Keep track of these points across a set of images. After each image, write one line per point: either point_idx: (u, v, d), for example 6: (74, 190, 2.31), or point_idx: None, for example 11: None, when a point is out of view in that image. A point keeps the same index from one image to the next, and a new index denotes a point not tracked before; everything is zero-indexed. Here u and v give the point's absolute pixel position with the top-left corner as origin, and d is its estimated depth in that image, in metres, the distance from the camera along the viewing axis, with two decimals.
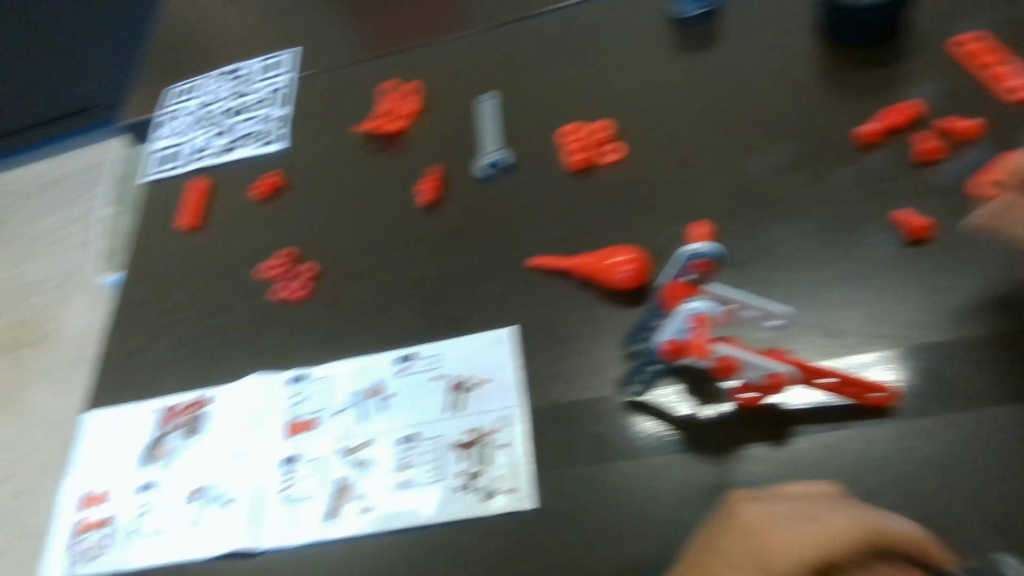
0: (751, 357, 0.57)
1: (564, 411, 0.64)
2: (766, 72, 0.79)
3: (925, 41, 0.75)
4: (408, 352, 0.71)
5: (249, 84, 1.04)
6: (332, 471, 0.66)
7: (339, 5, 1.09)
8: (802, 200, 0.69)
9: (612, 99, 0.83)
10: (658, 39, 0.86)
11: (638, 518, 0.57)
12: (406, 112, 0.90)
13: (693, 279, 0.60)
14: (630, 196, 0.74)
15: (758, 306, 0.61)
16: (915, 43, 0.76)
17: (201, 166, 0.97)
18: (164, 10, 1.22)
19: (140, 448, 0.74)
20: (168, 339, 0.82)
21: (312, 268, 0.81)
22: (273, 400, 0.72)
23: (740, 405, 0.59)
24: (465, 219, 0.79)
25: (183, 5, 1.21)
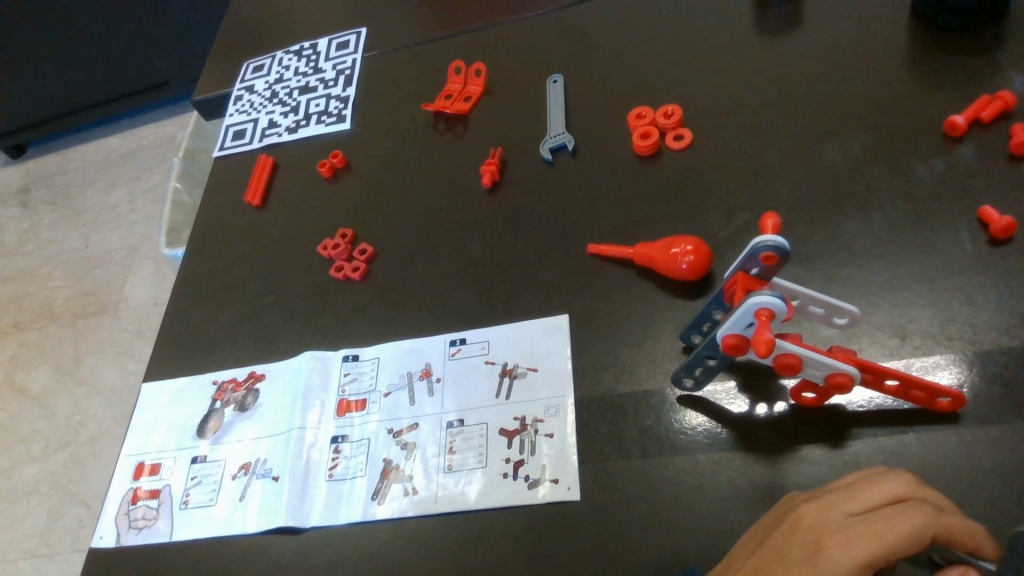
0: (815, 356, 0.52)
1: (616, 401, 0.63)
2: (845, 63, 0.77)
3: (1016, 37, 0.73)
4: (459, 336, 0.71)
5: (318, 63, 1.06)
6: (379, 452, 0.66)
7: None
8: (875, 194, 0.67)
9: (680, 87, 0.82)
10: (732, 30, 0.86)
11: (687, 514, 0.55)
12: (471, 95, 0.90)
13: (757, 271, 0.56)
14: (696, 185, 0.73)
15: (827, 303, 0.56)
16: (1005, 38, 0.73)
17: (268, 143, 0.98)
18: None
19: (196, 419, 0.75)
20: (229, 313, 0.83)
21: (367, 250, 0.81)
22: (328, 377, 0.73)
23: (798, 404, 0.57)
24: (525, 203, 0.79)
25: None
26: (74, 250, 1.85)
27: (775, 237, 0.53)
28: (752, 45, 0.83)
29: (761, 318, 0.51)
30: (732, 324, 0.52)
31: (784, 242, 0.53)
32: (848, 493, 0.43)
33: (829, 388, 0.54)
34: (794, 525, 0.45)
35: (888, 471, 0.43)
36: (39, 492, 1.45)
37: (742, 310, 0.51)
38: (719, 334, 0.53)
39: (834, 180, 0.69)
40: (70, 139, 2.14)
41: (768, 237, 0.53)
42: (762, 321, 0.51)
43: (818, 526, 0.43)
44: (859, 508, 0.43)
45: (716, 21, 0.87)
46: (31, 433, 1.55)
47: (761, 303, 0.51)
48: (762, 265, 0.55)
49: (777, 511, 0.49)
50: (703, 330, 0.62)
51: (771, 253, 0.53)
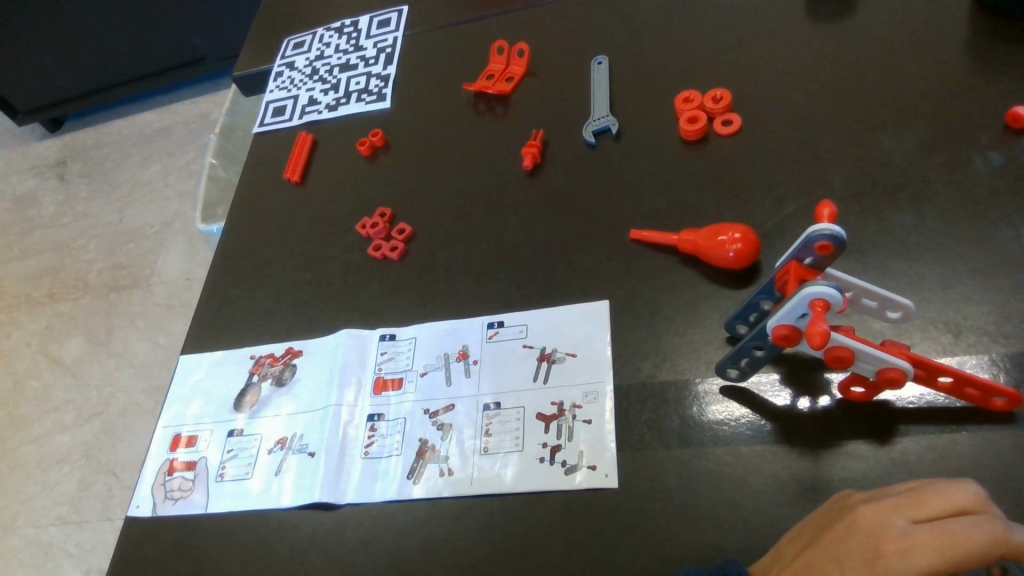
0: (867, 349, 0.50)
1: (656, 389, 0.61)
2: (903, 50, 0.75)
3: None
4: (499, 319, 0.70)
5: (359, 41, 1.05)
6: (415, 432, 0.66)
7: None
8: (931, 185, 0.65)
9: (729, 72, 0.80)
10: (784, 13, 0.83)
11: (724, 509, 0.54)
12: (513, 76, 0.89)
13: (811, 261, 0.54)
14: (743, 173, 0.71)
15: (880, 295, 0.54)
16: None
17: (309, 121, 0.98)
18: None
19: (233, 393, 0.76)
20: (266, 290, 0.84)
21: (405, 229, 0.81)
22: (363, 356, 0.73)
23: (846, 399, 0.56)
24: (565, 187, 0.78)
25: None
26: (110, 224, 1.88)
27: (831, 226, 0.52)
28: (805, 29, 0.81)
29: (816, 309, 0.49)
30: (784, 314, 0.51)
31: (841, 231, 0.52)
32: (909, 500, 0.42)
33: (880, 383, 0.52)
34: (847, 528, 0.44)
35: (955, 480, 0.41)
36: (71, 461, 1.48)
37: (795, 300, 0.50)
38: (770, 323, 0.52)
39: (889, 171, 0.67)
40: (108, 114, 2.16)
41: (825, 226, 0.52)
42: (817, 312, 0.49)
43: (872, 529, 0.42)
44: (921, 517, 0.41)
45: (768, 5, 0.85)
46: (63, 402, 1.58)
47: (816, 293, 0.49)
48: (816, 255, 0.54)
49: (830, 508, 0.48)
50: (749, 321, 0.60)
51: (826, 243, 0.52)
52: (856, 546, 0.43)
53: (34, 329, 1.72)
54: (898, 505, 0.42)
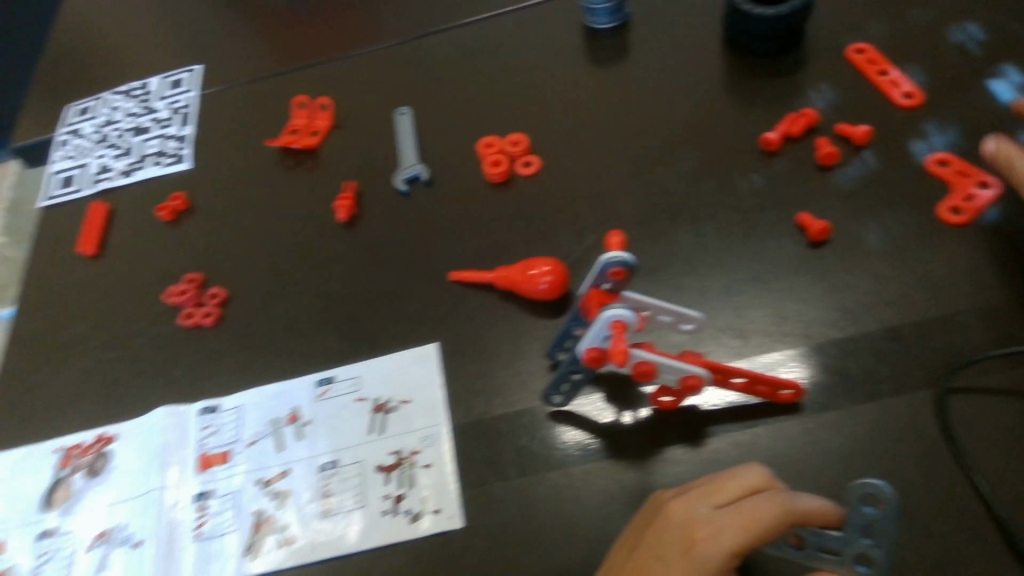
0: (667, 361, 0.55)
1: (490, 425, 0.63)
2: (674, 88, 0.84)
3: (822, 54, 0.82)
4: (328, 375, 0.69)
5: (150, 104, 1.00)
6: (250, 504, 0.63)
7: (250, 22, 1.07)
8: (709, 206, 0.73)
9: (527, 117, 0.85)
10: (571, 57, 0.90)
11: (563, 531, 0.57)
12: (318, 130, 0.90)
13: (609, 286, 0.59)
14: (549, 209, 0.76)
15: (673, 310, 0.59)
16: (811, 56, 0.82)
17: (102, 189, 0.92)
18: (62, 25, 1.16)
19: (40, 491, 0.68)
20: (68, 376, 0.76)
21: (219, 294, 0.78)
22: (186, 433, 0.68)
23: (659, 409, 0.60)
24: (384, 236, 0.78)
25: (82, 20, 1.15)
26: None
27: (620, 253, 0.57)
28: (588, 73, 0.88)
29: (617, 329, 0.54)
30: (591, 337, 0.55)
31: (630, 256, 0.57)
32: (711, 489, 0.48)
33: (683, 390, 0.58)
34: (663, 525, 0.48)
35: (744, 466, 0.48)
36: None
37: (598, 323, 0.55)
38: (580, 348, 0.56)
39: (675, 197, 0.74)
40: None
41: (614, 254, 0.56)
42: (617, 332, 0.54)
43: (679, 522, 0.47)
44: (720, 502, 0.47)
45: (557, 50, 0.92)
46: None
47: (615, 316, 0.54)
48: (612, 281, 0.58)
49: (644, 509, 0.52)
50: (566, 347, 0.64)
51: (618, 269, 0.57)
52: (671, 540, 0.47)
53: None
54: (702, 496, 0.48)
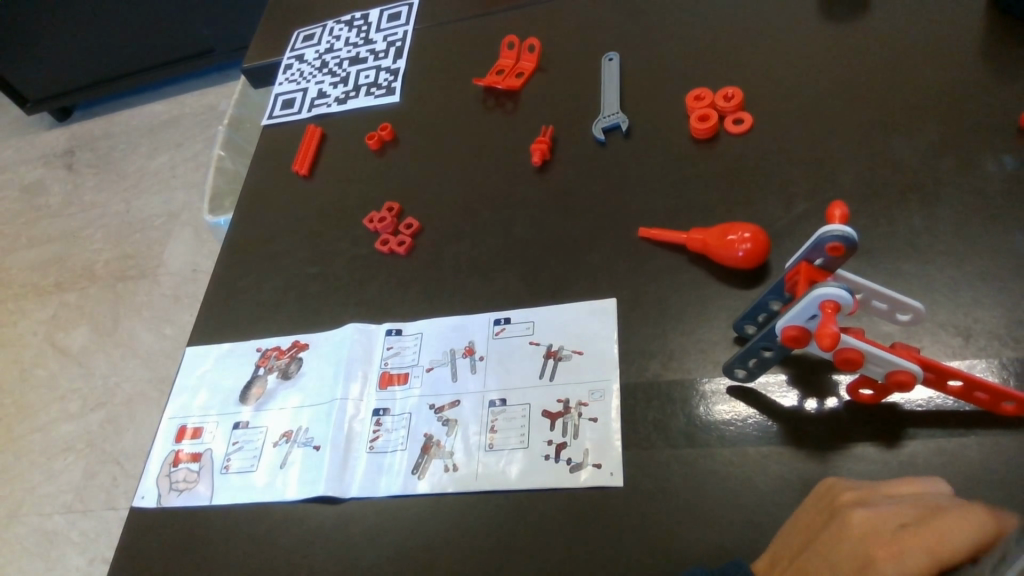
0: (877, 352, 0.50)
1: (663, 389, 0.61)
2: (917, 50, 0.74)
3: None
4: (504, 315, 0.70)
5: (369, 35, 1.05)
6: (421, 426, 0.66)
7: None
8: (942, 188, 0.64)
9: (739, 71, 0.79)
10: (798, 11, 0.83)
11: (731, 510, 0.54)
12: (522, 71, 0.89)
13: (821, 262, 0.54)
14: (752, 172, 0.71)
15: (892, 297, 0.54)
16: None
17: (318, 114, 0.98)
18: None
19: (240, 384, 0.76)
20: (273, 283, 0.84)
21: (412, 225, 0.81)
22: (369, 350, 0.73)
23: (855, 401, 0.55)
24: (574, 184, 0.77)
25: None
26: (116, 214, 1.88)
27: (842, 227, 0.52)
28: (817, 29, 0.80)
29: (826, 311, 0.49)
30: (794, 315, 0.51)
31: (852, 232, 0.52)
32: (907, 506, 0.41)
33: (890, 387, 0.52)
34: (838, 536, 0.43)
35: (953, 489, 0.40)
36: (76, 450, 1.49)
37: (805, 301, 0.50)
38: (779, 325, 0.52)
39: (901, 173, 0.66)
40: (116, 104, 2.17)
41: (835, 228, 0.52)
42: (827, 314, 0.49)
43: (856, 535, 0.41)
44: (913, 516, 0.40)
45: (780, 3, 0.85)
46: (68, 391, 1.58)
47: (827, 294, 0.49)
48: (827, 257, 0.53)
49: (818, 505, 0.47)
50: (757, 321, 0.60)
51: (837, 244, 0.52)
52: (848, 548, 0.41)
53: (41, 318, 1.73)
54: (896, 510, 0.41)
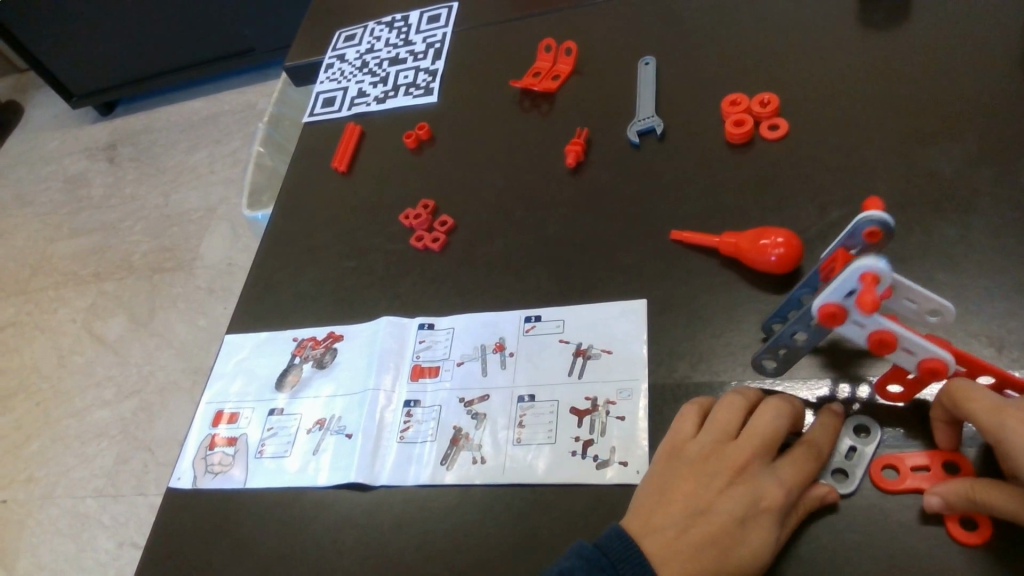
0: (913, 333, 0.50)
1: (690, 389, 0.62)
2: (959, 60, 0.74)
3: None
4: (535, 313, 0.72)
5: (409, 36, 1.07)
6: (450, 419, 0.67)
7: None
8: (977, 198, 0.64)
9: (777, 77, 0.80)
10: (837, 17, 0.83)
11: None
12: (559, 73, 0.90)
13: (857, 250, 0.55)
14: (786, 179, 0.71)
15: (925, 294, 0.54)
16: None
17: (358, 112, 1.00)
18: None
19: (275, 372, 0.78)
20: (309, 276, 0.86)
21: (447, 222, 0.82)
22: (403, 343, 0.75)
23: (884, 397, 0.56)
24: (606, 186, 0.78)
25: None
26: (155, 207, 1.93)
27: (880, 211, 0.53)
28: (857, 36, 0.80)
29: (867, 281, 0.48)
30: (832, 291, 0.50)
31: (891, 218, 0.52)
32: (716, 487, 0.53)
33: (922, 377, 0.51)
34: (674, 560, 0.51)
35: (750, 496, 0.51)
36: (110, 435, 1.53)
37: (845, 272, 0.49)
38: (815, 303, 0.51)
39: (937, 182, 0.66)
40: (159, 100, 2.23)
41: (873, 210, 0.52)
42: (868, 284, 0.48)
43: (728, 557, 0.50)
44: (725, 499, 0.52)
45: (819, 9, 0.85)
46: (105, 377, 1.63)
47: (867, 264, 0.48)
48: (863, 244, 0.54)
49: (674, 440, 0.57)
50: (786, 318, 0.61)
51: (875, 228, 0.53)
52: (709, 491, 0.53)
53: (81, 305, 1.79)
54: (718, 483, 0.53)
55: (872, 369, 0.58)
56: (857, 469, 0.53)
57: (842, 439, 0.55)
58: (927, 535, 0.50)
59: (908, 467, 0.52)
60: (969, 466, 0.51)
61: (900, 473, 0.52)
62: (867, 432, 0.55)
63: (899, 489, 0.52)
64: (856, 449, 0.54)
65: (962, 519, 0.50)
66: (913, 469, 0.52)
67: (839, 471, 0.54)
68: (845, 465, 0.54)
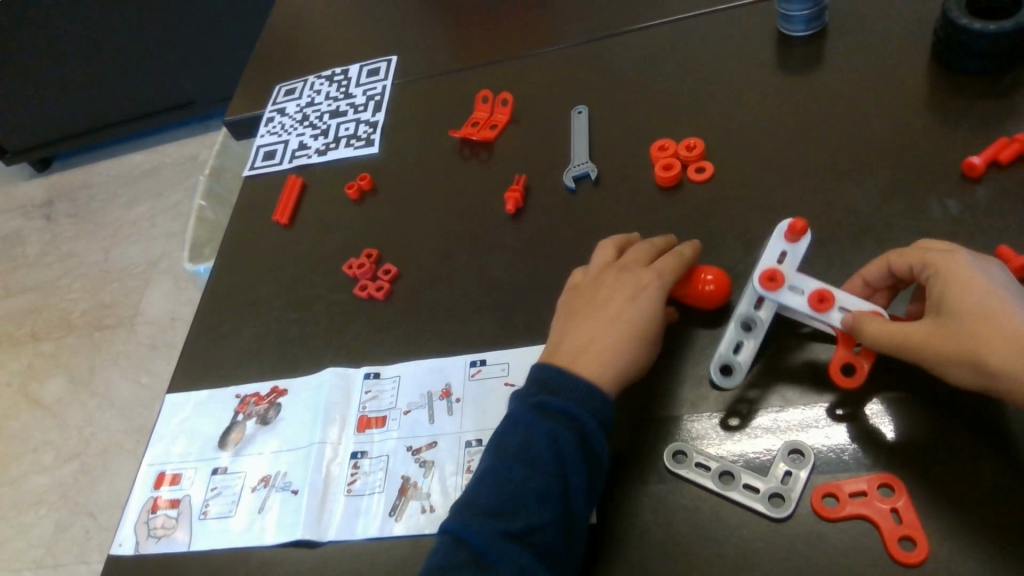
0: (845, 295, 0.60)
1: (632, 426, 0.63)
2: (867, 103, 0.79)
3: None
4: (480, 357, 0.72)
5: (348, 89, 1.09)
6: (398, 468, 0.67)
7: (440, 22, 1.14)
8: (890, 231, 0.68)
9: (702, 123, 0.84)
10: (755, 65, 0.88)
11: (702, 545, 0.55)
12: (497, 123, 0.93)
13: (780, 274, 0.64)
14: (716, 218, 0.74)
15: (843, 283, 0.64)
16: None
17: (299, 164, 1.01)
18: (275, 18, 1.29)
19: (218, 430, 0.77)
20: (252, 329, 0.85)
21: (391, 270, 0.83)
22: (348, 394, 0.74)
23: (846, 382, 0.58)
24: (545, 230, 0.81)
25: (294, 15, 1.28)
26: (94, 263, 1.88)
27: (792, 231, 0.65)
28: (773, 82, 0.85)
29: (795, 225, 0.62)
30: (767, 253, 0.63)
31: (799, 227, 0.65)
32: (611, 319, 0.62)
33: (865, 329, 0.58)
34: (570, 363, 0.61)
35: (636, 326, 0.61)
36: (47, 503, 1.46)
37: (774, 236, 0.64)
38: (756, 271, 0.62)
39: (852, 217, 0.70)
40: (97, 154, 2.19)
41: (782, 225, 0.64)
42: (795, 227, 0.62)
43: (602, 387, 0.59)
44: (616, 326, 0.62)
45: (738, 58, 0.90)
46: (40, 443, 1.56)
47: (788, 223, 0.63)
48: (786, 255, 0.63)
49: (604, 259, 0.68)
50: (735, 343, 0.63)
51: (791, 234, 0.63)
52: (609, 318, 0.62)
53: (14, 369, 1.72)
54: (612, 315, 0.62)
55: (802, 399, 0.60)
56: (792, 493, 0.55)
57: (777, 465, 0.57)
58: (863, 556, 0.52)
59: (847, 494, 0.54)
60: (903, 484, 0.53)
61: (840, 501, 0.54)
62: (801, 455, 0.57)
63: (839, 517, 0.53)
64: (791, 473, 0.56)
65: (901, 538, 0.52)
66: (850, 495, 0.54)
67: (776, 495, 0.56)
68: (782, 490, 0.56)
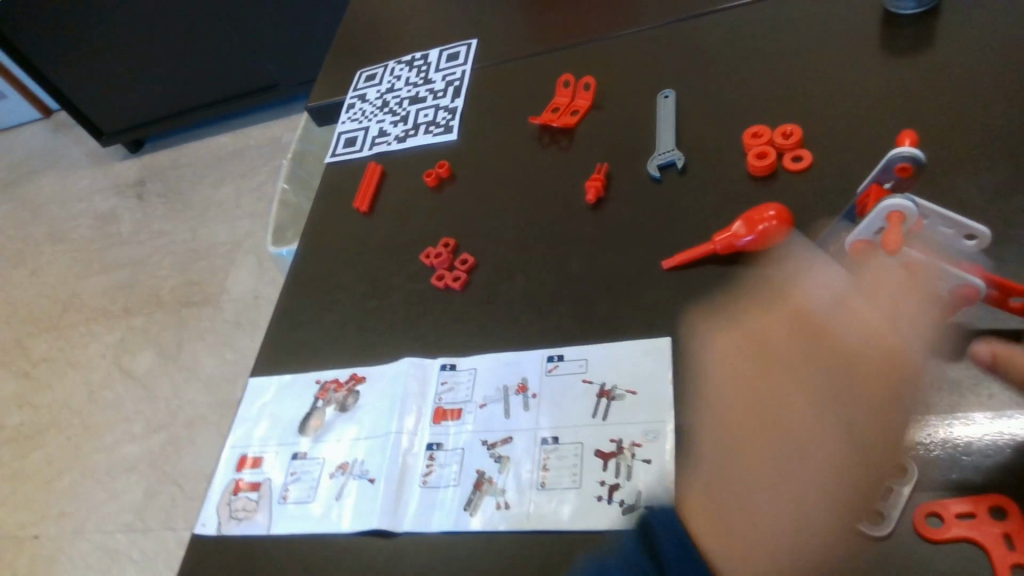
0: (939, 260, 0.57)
1: (717, 431, 0.60)
2: (988, 85, 0.72)
3: None
4: (558, 352, 0.71)
5: (428, 74, 1.08)
6: (473, 463, 0.66)
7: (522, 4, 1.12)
8: (1013, 229, 0.62)
9: (799, 108, 0.79)
10: (860, 45, 0.82)
11: (792, 560, 0.52)
12: (578, 108, 0.90)
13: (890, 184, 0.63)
14: (812, 211, 0.70)
15: (958, 224, 0.59)
16: None
17: (379, 151, 1.01)
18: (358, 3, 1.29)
19: (298, 416, 0.78)
20: (332, 316, 0.86)
21: (468, 260, 0.82)
22: (424, 385, 0.74)
23: None
24: (627, 221, 0.78)
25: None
26: (182, 242, 1.97)
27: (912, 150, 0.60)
28: (880, 63, 0.79)
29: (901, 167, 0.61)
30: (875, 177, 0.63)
31: (920, 154, 0.60)
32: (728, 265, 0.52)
33: (954, 298, 0.58)
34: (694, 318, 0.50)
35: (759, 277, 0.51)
36: (138, 470, 1.54)
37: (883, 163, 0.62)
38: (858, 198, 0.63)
39: (968, 211, 0.64)
40: (187, 136, 2.28)
41: (905, 149, 0.60)
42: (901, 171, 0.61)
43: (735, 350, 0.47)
44: None
45: (839, 38, 0.84)
46: (133, 412, 1.65)
47: (900, 157, 0.60)
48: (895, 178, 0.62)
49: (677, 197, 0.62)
50: None
51: (905, 165, 0.61)
52: None
53: (110, 340, 1.82)
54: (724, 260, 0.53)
55: (906, 408, 0.56)
56: (892, 511, 0.51)
57: (876, 479, 0.53)
58: None
59: (953, 515, 0.50)
60: (1018, 510, 0.49)
61: (945, 522, 0.50)
62: (903, 470, 0.53)
63: (943, 539, 0.49)
64: (893, 489, 0.52)
65: (1012, 567, 0.47)
66: (957, 517, 0.50)
67: (874, 512, 0.52)
68: (881, 506, 0.52)
